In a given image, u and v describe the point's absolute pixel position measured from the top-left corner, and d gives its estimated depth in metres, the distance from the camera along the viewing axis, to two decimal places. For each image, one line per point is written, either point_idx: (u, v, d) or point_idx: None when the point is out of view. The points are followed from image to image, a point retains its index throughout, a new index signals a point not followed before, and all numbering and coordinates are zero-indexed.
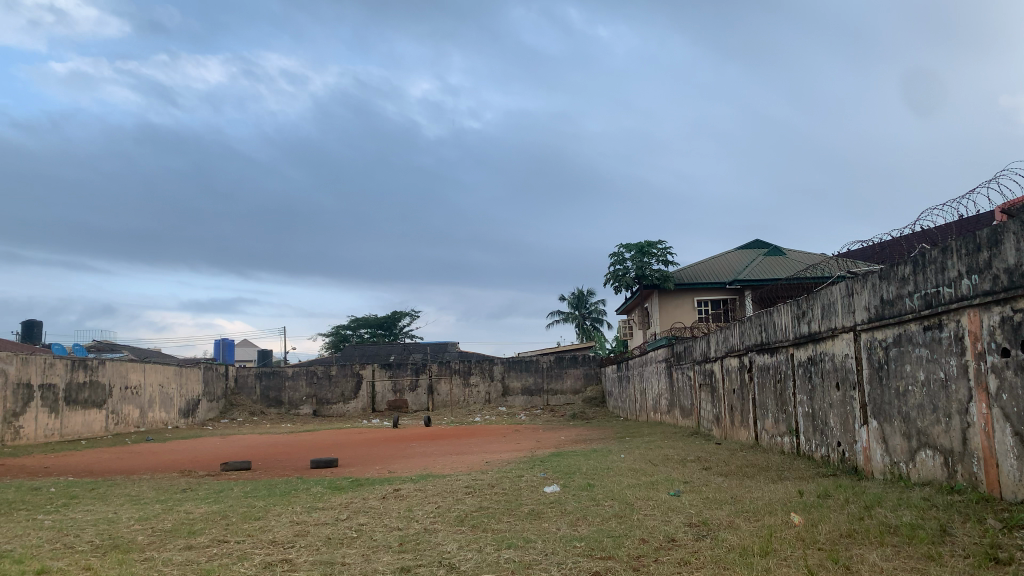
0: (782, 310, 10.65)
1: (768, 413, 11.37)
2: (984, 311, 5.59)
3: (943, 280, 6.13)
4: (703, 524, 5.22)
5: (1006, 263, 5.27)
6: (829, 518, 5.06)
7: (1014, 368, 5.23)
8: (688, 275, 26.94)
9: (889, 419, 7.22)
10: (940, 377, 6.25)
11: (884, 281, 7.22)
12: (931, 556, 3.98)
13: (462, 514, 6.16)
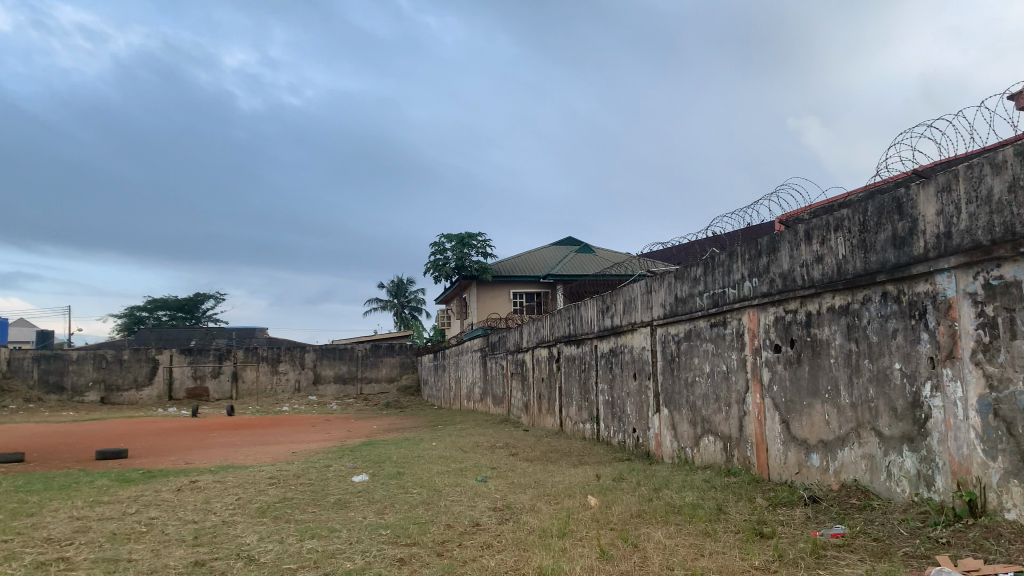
0: (588, 303, 11.19)
1: (572, 400, 11.92)
2: (761, 311, 6.19)
3: (728, 281, 6.72)
4: (507, 509, 5.39)
5: (781, 269, 5.87)
6: (622, 500, 5.41)
7: (784, 362, 5.84)
8: (504, 267, 27.53)
9: (678, 407, 7.80)
10: (723, 369, 6.84)
11: (679, 280, 7.78)
12: (707, 532, 4.35)
13: (263, 505, 5.95)
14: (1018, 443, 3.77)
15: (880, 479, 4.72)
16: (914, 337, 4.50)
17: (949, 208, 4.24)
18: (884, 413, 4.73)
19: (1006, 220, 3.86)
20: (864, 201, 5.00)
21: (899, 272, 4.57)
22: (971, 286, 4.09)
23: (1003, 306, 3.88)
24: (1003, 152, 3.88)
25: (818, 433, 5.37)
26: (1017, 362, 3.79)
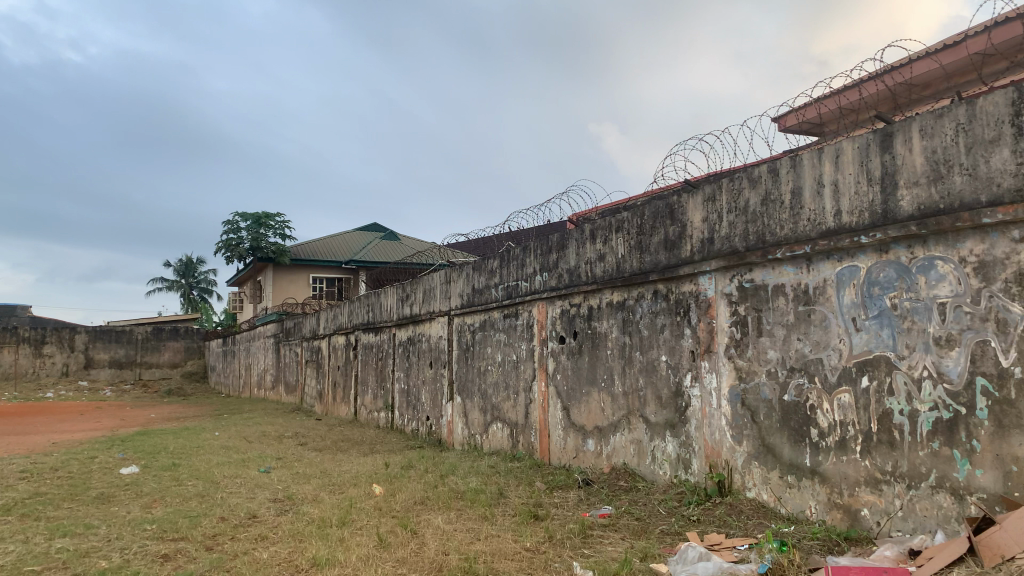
0: (387, 291, 11.11)
1: (368, 388, 11.80)
2: (550, 304, 6.46)
3: (521, 275, 6.95)
4: (287, 499, 5.24)
5: (569, 264, 6.16)
6: (407, 487, 5.44)
7: (567, 353, 6.14)
8: (304, 251, 26.64)
9: (470, 396, 7.97)
10: (513, 359, 7.07)
11: (476, 272, 7.94)
12: (486, 516, 4.49)
13: (9, 503, 5.35)
14: (760, 429, 4.22)
15: (645, 462, 5.10)
16: (679, 332, 4.90)
17: (713, 216, 4.65)
18: (651, 401, 5.11)
19: (759, 229, 4.30)
20: (642, 205, 5.36)
21: (669, 271, 4.95)
22: (727, 288, 4.52)
23: (753, 307, 4.32)
24: (759, 168, 4.31)
25: (595, 420, 5.70)
26: (762, 357, 4.24)
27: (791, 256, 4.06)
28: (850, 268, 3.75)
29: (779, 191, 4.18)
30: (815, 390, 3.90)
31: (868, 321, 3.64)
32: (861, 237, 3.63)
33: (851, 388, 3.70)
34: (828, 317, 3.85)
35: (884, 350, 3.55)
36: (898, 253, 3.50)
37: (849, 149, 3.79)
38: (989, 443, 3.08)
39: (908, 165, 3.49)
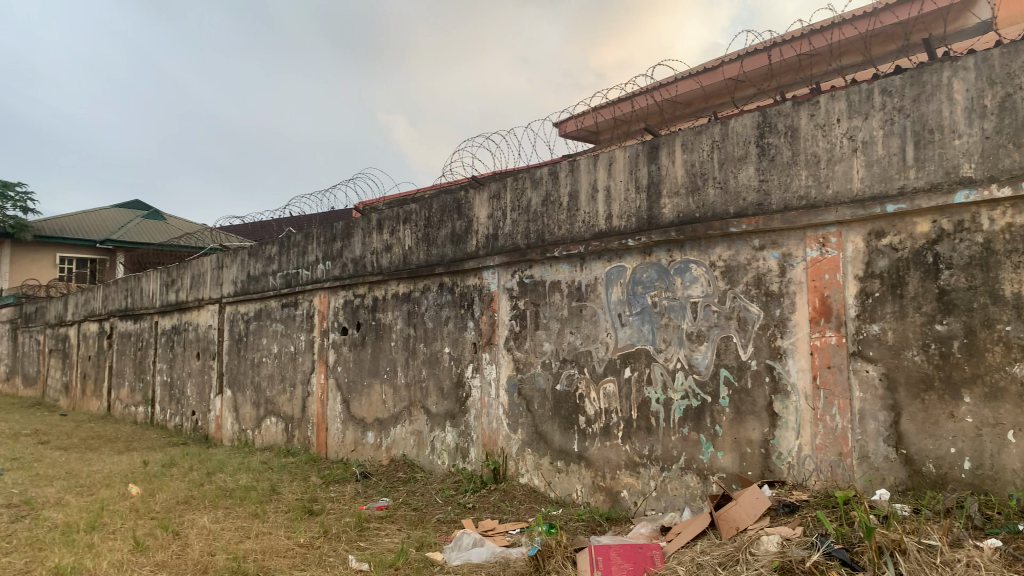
0: (149, 275, 10.25)
1: (124, 381, 10.83)
2: (332, 294, 6.31)
3: (302, 263, 6.72)
4: (24, 504, 4.67)
5: (353, 254, 6.06)
6: (168, 487, 5.06)
7: (349, 344, 6.03)
8: (51, 227, 23.87)
9: (242, 389, 7.58)
10: (290, 350, 6.82)
11: (252, 258, 7.56)
12: (256, 513, 4.30)
13: None
14: (533, 418, 4.42)
15: (424, 453, 5.15)
16: (462, 325, 4.99)
17: (497, 213, 4.79)
18: (432, 393, 5.16)
19: (539, 228, 4.49)
20: (428, 198, 5.39)
21: (454, 265, 5.03)
22: (508, 283, 4.67)
23: (531, 301, 4.51)
24: (541, 170, 4.50)
25: (374, 412, 5.65)
26: (538, 350, 4.44)
27: (566, 255, 4.28)
28: (618, 268, 4.02)
29: (559, 193, 4.39)
30: (584, 380, 4.15)
31: (631, 318, 3.93)
32: (629, 239, 3.91)
33: (615, 378, 3.98)
34: (597, 313, 4.11)
35: (645, 344, 3.85)
36: (659, 256, 3.82)
37: (621, 157, 4.07)
38: (729, 428, 3.46)
39: (671, 176, 3.81)
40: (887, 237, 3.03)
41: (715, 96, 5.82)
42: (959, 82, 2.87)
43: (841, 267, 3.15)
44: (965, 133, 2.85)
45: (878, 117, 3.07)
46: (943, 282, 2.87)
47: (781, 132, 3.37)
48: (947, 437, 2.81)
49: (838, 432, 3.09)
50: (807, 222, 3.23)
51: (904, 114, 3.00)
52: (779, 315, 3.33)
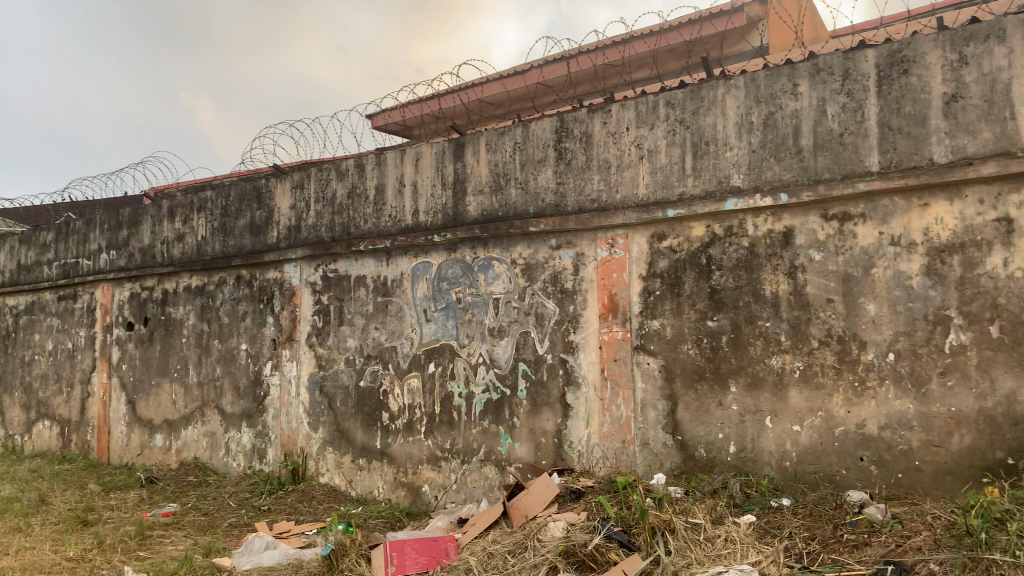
0: None
1: None
2: (117, 286, 5.83)
3: (83, 252, 6.16)
4: None
5: (141, 243, 5.63)
6: None
7: (135, 341, 5.60)
8: None
9: (8, 391, 6.82)
10: (67, 347, 6.22)
11: (24, 246, 6.82)
12: (19, 527, 3.89)
13: None
14: (335, 415, 4.32)
15: (218, 455, 4.90)
16: (261, 320, 4.78)
17: (300, 204, 4.64)
18: (228, 391, 4.91)
19: (344, 221, 4.40)
20: (226, 186, 5.12)
21: (253, 258, 4.81)
22: (311, 277, 4.54)
23: (335, 296, 4.41)
24: (346, 162, 4.40)
25: (163, 413, 5.29)
26: (341, 346, 4.35)
27: (371, 249, 4.23)
28: (423, 264, 4.03)
29: (364, 186, 4.33)
30: (387, 376, 4.12)
31: (436, 313, 3.95)
32: (434, 236, 3.92)
33: (418, 374, 3.99)
34: (402, 308, 4.10)
35: (449, 340, 3.89)
36: (463, 253, 3.87)
37: (427, 153, 4.08)
38: (526, 420, 3.58)
39: (475, 174, 3.87)
40: (668, 239, 3.26)
41: (519, 100, 5.94)
42: (731, 99, 3.14)
43: (627, 266, 3.34)
44: (735, 146, 3.11)
45: (663, 127, 3.29)
46: (715, 282, 3.13)
47: (577, 137, 3.53)
48: (715, 424, 3.07)
49: (622, 421, 3.29)
50: (598, 224, 3.40)
51: (685, 126, 3.24)
52: (572, 311, 3.48)
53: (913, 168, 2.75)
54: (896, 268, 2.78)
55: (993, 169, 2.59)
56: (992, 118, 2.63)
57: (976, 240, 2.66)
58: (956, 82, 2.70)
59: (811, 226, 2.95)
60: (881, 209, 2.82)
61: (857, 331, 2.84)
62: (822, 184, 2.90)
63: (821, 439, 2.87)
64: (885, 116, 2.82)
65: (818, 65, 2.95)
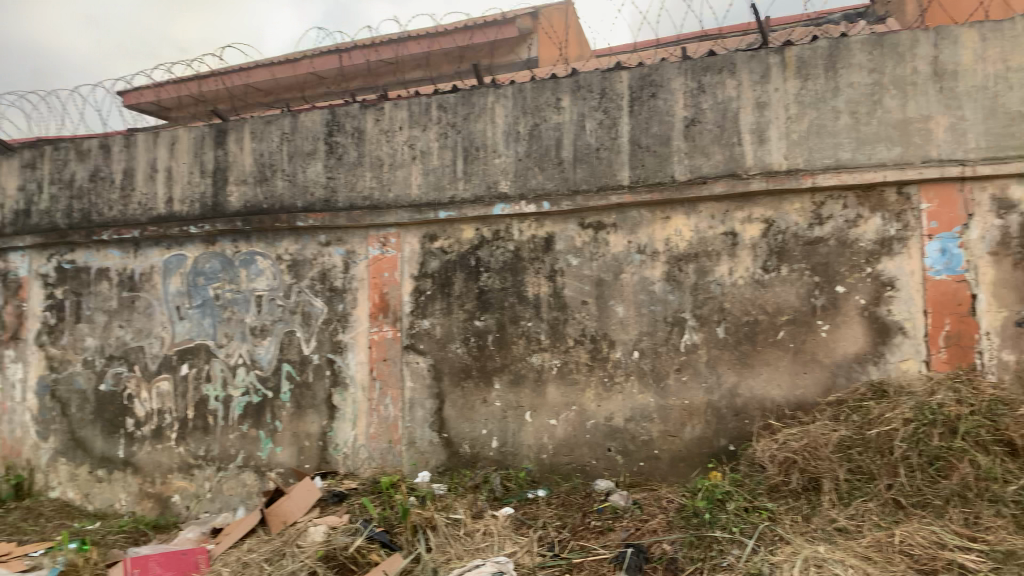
0: None
1: None
2: None
3: None
4: None
5: None
6: None
7: None
8: None
9: None
10: None
11: None
12: None
13: None
14: (69, 423, 3.89)
15: None
16: None
17: (31, 185, 4.12)
18: None
19: (84, 207, 3.98)
20: None
21: None
22: (43, 268, 4.04)
23: (70, 290, 3.96)
24: (86, 141, 3.96)
25: None
26: (78, 345, 3.92)
27: (117, 239, 3.85)
28: (177, 257, 3.74)
29: (110, 169, 3.92)
30: (133, 379, 3.77)
31: (191, 310, 3.68)
32: (191, 227, 3.65)
33: (170, 376, 3.69)
34: (151, 305, 3.77)
35: (205, 340, 3.64)
36: (224, 247, 3.65)
37: (184, 138, 3.78)
38: (289, 423, 3.45)
39: (238, 163, 3.66)
40: (437, 241, 3.29)
41: (290, 89, 5.71)
42: (500, 108, 3.24)
43: (398, 266, 3.34)
44: (503, 153, 3.22)
45: (435, 130, 3.32)
46: (482, 284, 3.22)
47: (348, 133, 3.46)
48: (479, 421, 3.16)
49: (389, 421, 3.28)
50: (369, 222, 3.36)
51: (455, 130, 3.30)
52: (340, 310, 3.41)
53: (658, 184, 3.01)
54: (642, 274, 3.03)
55: (723, 188, 2.91)
56: (722, 142, 2.95)
57: (708, 251, 2.96)
58: (695, 108, 2.99)
59: (570, 233, 3.12)
60: (631, 220, 3.06)
61: (608, 332, 3.05)
62: (581, 194, 3.09)
63: (575, 433, 3.05)
64: (636, 134, 3.06)
65: (579, 82, 3.14)
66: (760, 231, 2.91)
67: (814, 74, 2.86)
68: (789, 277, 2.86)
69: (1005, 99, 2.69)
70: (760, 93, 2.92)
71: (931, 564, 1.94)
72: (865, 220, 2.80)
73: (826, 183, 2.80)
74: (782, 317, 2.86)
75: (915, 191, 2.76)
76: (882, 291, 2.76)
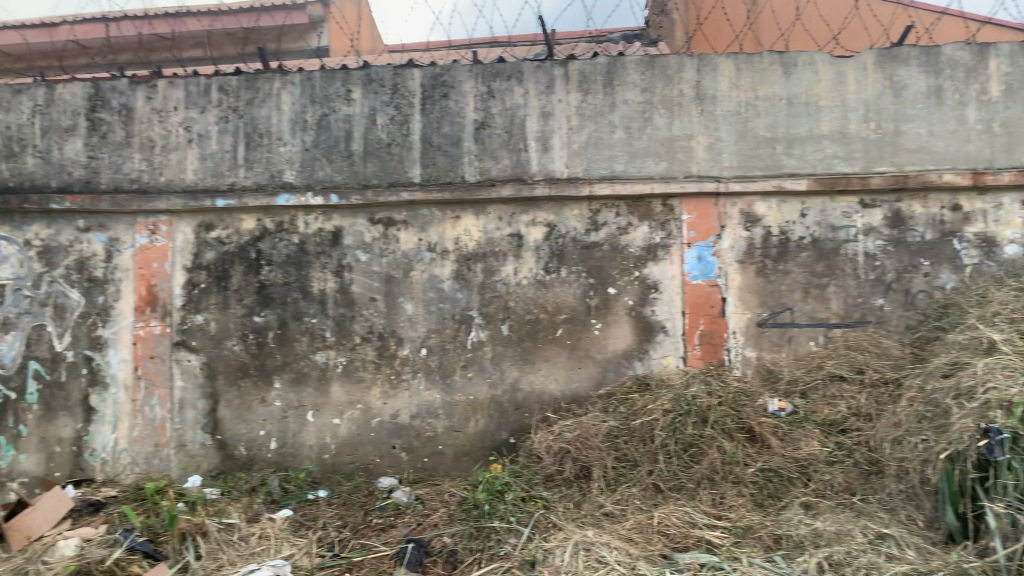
0: None
1: None
2: None
3: None
4: None
5: None
6: None
7: None
8: None
9: None
10: None
11: None
12: None
13: None
14: None
15: None
16: None
17: None
18: None
19: None
20: None
21: None
22: None
23: None
24: None
25: None
26: None
27: None
28: None
29: None
30: None
31: None
32: None
33: None
34: None
35: None
36: None
37: None
38: (35, 427, 3.09)
39: None
40: (215, 230, 3.11)
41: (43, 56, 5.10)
42: (287, 95, 3.12)
43: (169, 256, 3.11)
44: (289, 142, 3.11)
45: (215, 113, 3.14)
46: (263, 277, 3.09)
47: (115, 110, 3.16)
48: (257, 421, 3.03)
49: (156, 423, 3.05)
50: (137, 208, 3.09)
51: (237, 115, 3.13)
52: (101, 303, 3.11)
53: (448, 183, 3.06)
54: (430, 272, 3.05)
55: (510, 191, 3.01)
56: (509, 147, 3.05)
57: (494, 251, 3.05)
58: (484, 111, 3.07)
59: (358, 228, 3.08)
60: (420, 218, 3.07)
61: (395, 329, 3.04)
62: (370, 189, 3.06)
63: (359, 431, 3.01)
64: (427, 133, 3.08)
65: (370, 76, 3.10)
66: (543, 234, 3.04)
67: (594, 88, 3.04)
68: (568, 278, 3.02)
69: (753, 125, 3.01)
70: (545, 101, 3.05)
71: (683, 542, 2.13)
72: (636, 228, 3.02)
73: (602, 192, 2.99)
74: (561, 316, 3.01)
75: (678, 203, 3.01)
76: (649, 293, 2.99)
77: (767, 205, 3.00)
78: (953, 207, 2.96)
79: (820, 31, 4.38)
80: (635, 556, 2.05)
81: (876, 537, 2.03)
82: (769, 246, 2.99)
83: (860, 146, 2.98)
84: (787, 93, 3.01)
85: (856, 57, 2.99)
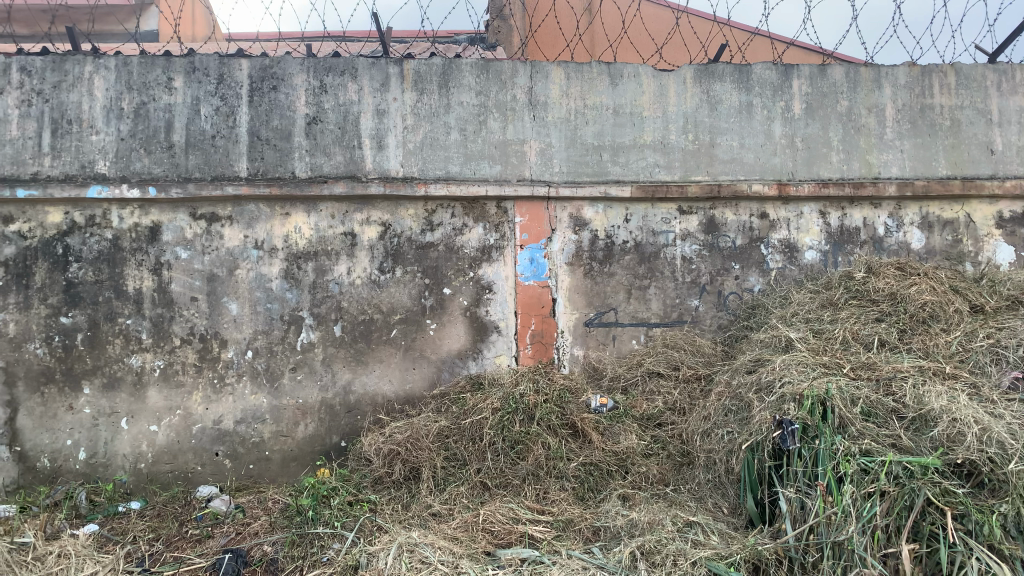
0: None
1: None
2: None
3: None
4: None
5: None
6: None
7: None
8: None
9: None
10: None
11: None
12: None
13: None
14: None
15: None
16: None
17: None
18: None
19: None
20: None
21: None
22: None
23: None
24: None
25: None
26: None
27: None
28: None
29: None
30: None
31: None
32: None
33: None
34: None
35: None
36: None
37: None
38: None
39: None
40: (15, 223, 2.85)
41: None
42: (99, 80, 2.91)
43: None
44: (102, 130, 2.91)
45: (15, 95, 2.87)
46: (71, 275, 2.86)
47: None
48: (63, 430, 2.81)
49: None
50: None
51: (42, 99, 2.88)
52: None
53: (277, 179, 2.96)
54: (257, 271, 2.94)
55: (342, 188, 2.95)
56: (343, 143, 3.00)
57: (326, 250, 2.98)
58: (317, 106, 3.00)
59: (179, 224, 2.92)
60: (247, 214, 2.95)
61: (218, 331, 2.91)
62: (192, 182, 2.91)
63: (178, 438, 2.86)
64: (255, 126, 2.97)
65: (194, 64, 2.95)
66: (377, 233, 3.01)
67: (429, 88, 3.05)
68: (402, 278, 3.00)
69: (582, 132, 3.12)
70: (379, 99, 3.02)
71: (507, 538, 2.17)
72: (470, 229, 3.05)
73: (437, 193, 2.99)
74: (395, 316, 2.99)
75: (511, 205, 3.07)
76: (482, 294, 3.03)
77: (594, 210, 3.12)
78: (760, 215, 3.19)
79: (646, 45, 4.62)
80: (459, 555, 2.06)
81: (684, 524, 2.16)
82: (595, 249, 3.10)
83: (679, 155, 3.15)
84: (614, 102, 3.13)
85: (676, 71, 3.16)
